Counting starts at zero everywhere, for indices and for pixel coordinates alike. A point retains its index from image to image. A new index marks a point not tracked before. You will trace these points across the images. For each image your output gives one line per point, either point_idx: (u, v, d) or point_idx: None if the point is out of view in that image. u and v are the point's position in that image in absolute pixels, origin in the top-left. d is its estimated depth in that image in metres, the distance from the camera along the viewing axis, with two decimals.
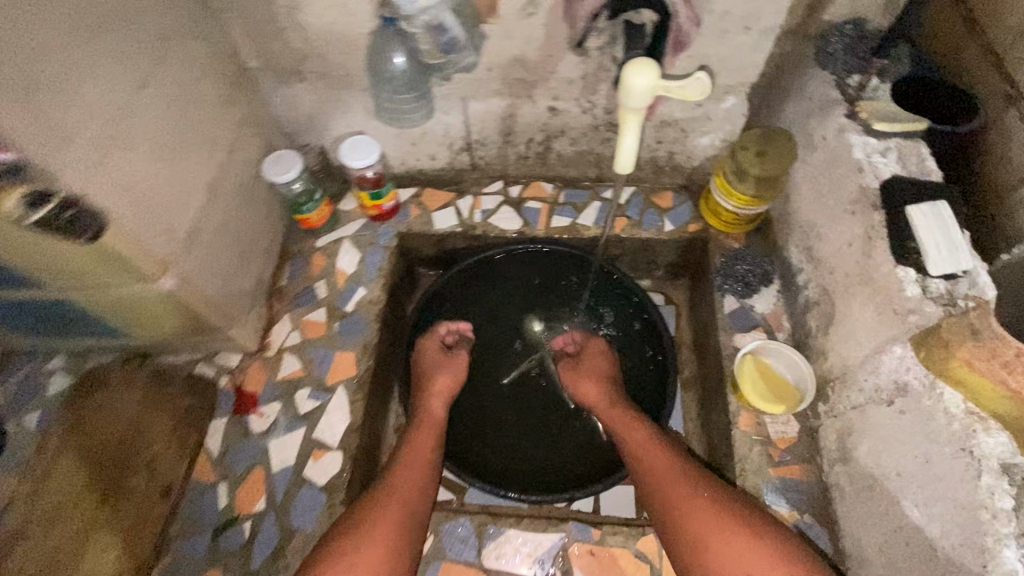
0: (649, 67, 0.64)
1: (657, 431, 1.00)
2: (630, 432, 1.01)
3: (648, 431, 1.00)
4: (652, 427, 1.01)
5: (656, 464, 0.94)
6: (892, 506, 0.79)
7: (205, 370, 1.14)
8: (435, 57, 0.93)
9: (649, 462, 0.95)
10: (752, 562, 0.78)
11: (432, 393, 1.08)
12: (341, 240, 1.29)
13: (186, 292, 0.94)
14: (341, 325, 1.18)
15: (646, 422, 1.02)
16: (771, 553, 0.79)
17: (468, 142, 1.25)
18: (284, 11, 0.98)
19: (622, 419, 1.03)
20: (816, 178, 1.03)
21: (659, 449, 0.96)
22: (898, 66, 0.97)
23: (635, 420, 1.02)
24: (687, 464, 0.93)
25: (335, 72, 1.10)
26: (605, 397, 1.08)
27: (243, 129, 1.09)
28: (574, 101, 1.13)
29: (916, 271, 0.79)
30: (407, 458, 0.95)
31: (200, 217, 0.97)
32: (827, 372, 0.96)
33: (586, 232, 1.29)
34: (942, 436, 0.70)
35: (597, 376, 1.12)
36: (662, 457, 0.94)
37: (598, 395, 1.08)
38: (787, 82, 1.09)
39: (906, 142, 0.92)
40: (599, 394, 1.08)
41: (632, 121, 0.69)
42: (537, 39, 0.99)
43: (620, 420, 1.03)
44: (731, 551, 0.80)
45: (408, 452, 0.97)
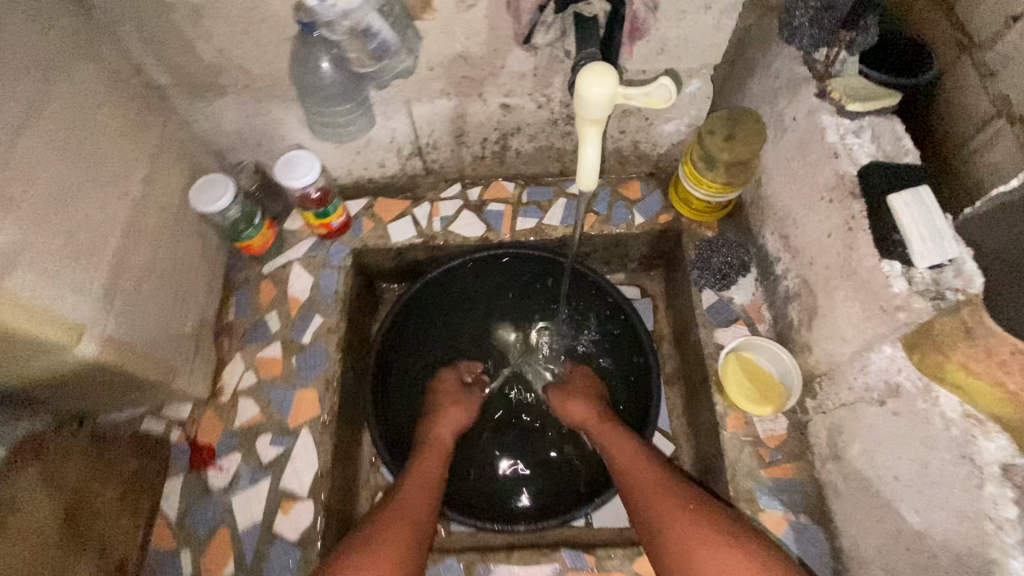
0: (607, 73, 0.56)
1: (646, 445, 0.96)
2: (619, 446, 0.97)
3: (636, 444, 0.96)
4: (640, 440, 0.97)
5: (643, 478, 0.90)
6: (890, 509, 0.76)
7: (152, 427, 1.04)
8: (367, 64, 0.82)
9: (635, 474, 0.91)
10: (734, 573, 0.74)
11: (441, 421, 1.06)
12: (290, 264, 1.18)
13: (111, 354, 0.83)
14: (299, 360, 1.09)
15: (635, 436, 0.98)
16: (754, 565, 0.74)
17: (418, 146, 1.15)
18: (188, 20, 0.85)
19: (610, 432, 1.00)
20: (789, 162, 0.97)
21: (648, 461, 0.92)
22: (867, 37, 0.86)
23: (624, 434, 0.99)
24: (672, 475, 0.89)
25: (258, 84, 0.98)
26: (596, 412, 1.05)
27: (160, 156, 0.97)
28: (528, 96, 1.04)
29: (902, 264, 0.74)
30: (414, 480, 0.93)
31: (118, 267, 0.85)
32: (813, 367, 0.92)
33: (553, 233, 1.20)
34: (940, 442, 0.67)
35: (588, 394, 1.10)
36: (650, 470, 0.91)
37: (588, 412, 1.05)
38: (751, 58, 1.02)
39: (880, 120, 0.86)
40: (588, 411, 1.05)
41: (590, 132, 0.61)
42: (479, 33, 0.89)
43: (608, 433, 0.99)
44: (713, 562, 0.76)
45: (414, 474, 0.94)
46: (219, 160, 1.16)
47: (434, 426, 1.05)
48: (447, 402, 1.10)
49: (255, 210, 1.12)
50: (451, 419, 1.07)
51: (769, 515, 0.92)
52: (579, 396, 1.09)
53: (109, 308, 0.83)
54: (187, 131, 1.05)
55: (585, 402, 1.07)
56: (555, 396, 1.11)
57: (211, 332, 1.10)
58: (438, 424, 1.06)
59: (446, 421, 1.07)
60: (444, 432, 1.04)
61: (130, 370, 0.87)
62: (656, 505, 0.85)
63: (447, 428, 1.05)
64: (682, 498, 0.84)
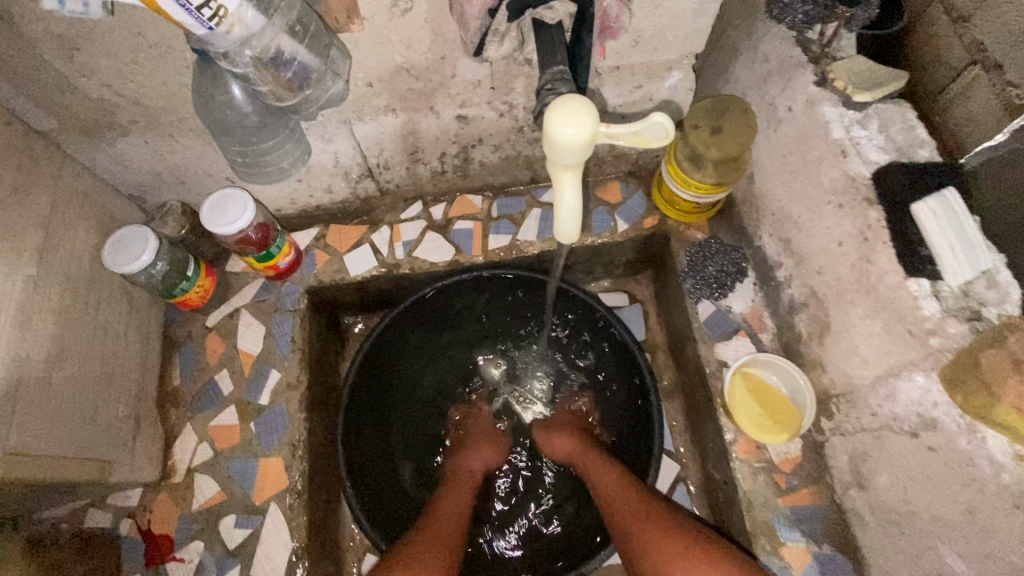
0: (583, 110, 0.46)
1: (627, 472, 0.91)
2: (600, 476, 0.92)
3: (616, 472, 0.91)
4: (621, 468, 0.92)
5: (621, 511, 0.84)
6: (927, 550, 0.69)
7: (98, 522, 0.91)
8: (285, 96, 0.67)
9: (618, 504, 0.86)
10: None
11: (468, 457, 1.02)
12: (237, 313, 1.04)
13: (22, 468, 0.70)
14: (259, 424, 0.96)
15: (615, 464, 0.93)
16: None
17: (367, 168, 1.00)
18: (61, 55, 0.69)
19: (594, 462, 0.95)
20: (785, 158, 0.86)
21: (626, 488, 0.87)
22: (868, 11, 0.75)
23: (604, 463, 0.94)
24: (655, 502, 0.84)
25: (165, 118, 0.82)
26: (577, 444, 1.00)
27: (58, 215, 0.81)
28: (486, 105, 0.90)
29: (931, 281, 0.66)
30: (445, 506, 0.90)
31: (16, 363, 0.72)
32: (828, 386, 0.83)
33: (530, 249, 1.08)
34: (989, 488, 0.60)
35: (572, 425, 1.05)
36: (630, 496, 0.86)
37: (572, 443, 1.01)
38: (734, 40, 0.90)
39: (887, 107, 0.75)
40: (572, 442, 1.01)
41: (568, 176, 0.51)
42: (421, 40, 0.75)
43: (595, 464, 0.94)
44: None
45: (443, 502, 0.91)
46: (138, 204, 1.00)
47: (461, 460, 1.02)
48: (476, 437, 1.07)
49: (185, 259, 0.96)
50: (478, 455, 1.03)
51: (791, 550, 0.85)
52: (562, 428, 1.04)
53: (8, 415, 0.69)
54: (90, 177, 0.89)
55: (570, 433, 1.02)
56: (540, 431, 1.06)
57: (153, 403, 0.96)
58: (470, 457, 1.03)
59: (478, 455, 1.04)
60: (471, 466, 1.01)
61: (47, 480, 0.74)
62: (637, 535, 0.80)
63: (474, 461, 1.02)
64: (667, 526, 0.79)
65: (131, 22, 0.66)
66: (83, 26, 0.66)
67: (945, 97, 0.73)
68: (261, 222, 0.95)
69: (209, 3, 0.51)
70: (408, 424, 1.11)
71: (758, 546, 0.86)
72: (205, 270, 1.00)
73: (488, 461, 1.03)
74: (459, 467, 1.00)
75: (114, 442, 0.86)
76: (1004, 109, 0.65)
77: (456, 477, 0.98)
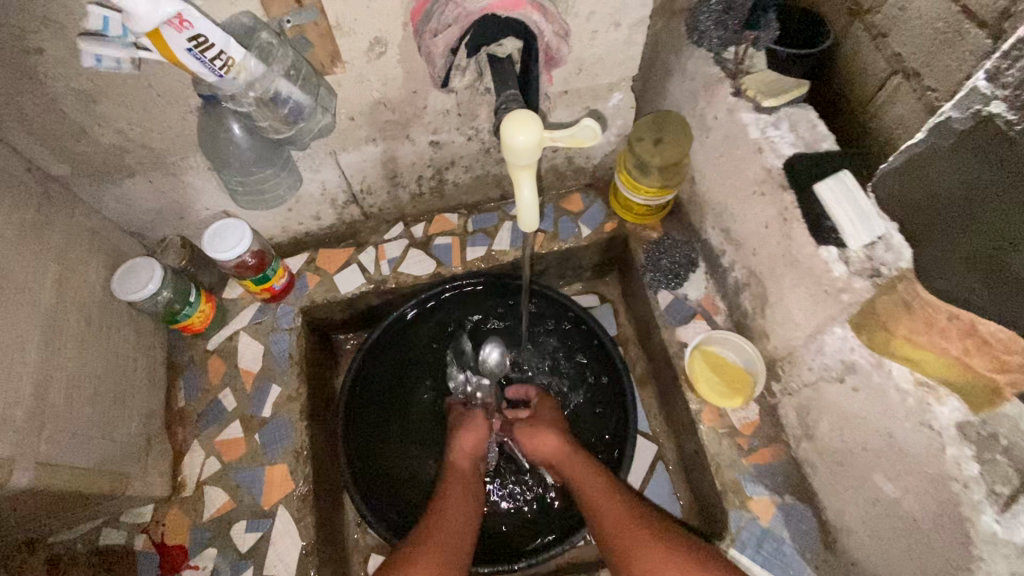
0: (531, 121, 0.58)
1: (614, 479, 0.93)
2: (587, 479, 0.92)
3: (604, 480, 0.92)
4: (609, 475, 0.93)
5: (616, 518, 0.86)
6: (866, 480, 0.80)
7: (113, 539, 0.96)
8: (282, 130, 0.78)
9: (598, 504, 0.89)
10: None
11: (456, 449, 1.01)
12: (236, 336, 1.11)
13: (51, 480, 0.77)
14: (263, 435, 1.03)
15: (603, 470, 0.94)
16: None
17: (352, 194, 1.11)
18: (78, 107, 0.79)
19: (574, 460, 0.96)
20: (716, 159, 1.00)
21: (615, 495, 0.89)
22: (769, 32, 0.90)
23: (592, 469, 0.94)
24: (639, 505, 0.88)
25: (169, 159, 0.92)
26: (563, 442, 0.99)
27: (72, 251, 0.89)
28: (455, 131, 1.02)
29: (837, 248, 0.78)
30: (444, 505, 0.90)
31: (42, 384, 0.79)
32: (773, 352, 0.95)
33: (504, 257, 1.19)
34: (900, 412, 0.72)
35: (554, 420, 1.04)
36: (611, 498, 0.89)
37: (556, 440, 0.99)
38: (665, 63, 1.05)
39: (794, 109, 0.89)
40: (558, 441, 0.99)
41: (525, 175, 0.63)
42: (395, 78, 0.87)
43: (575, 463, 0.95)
44: None
45: (442, 502, 0.90)
46: (141, 241, 1.08)
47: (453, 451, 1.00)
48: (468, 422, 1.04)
49: (188, 286, 1.04)
50: (467, 445, 1.01)
51: (757, 502, 0.94)
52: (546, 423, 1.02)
53: (36, 431, 0.76)
54: (98, 218, 0.97)
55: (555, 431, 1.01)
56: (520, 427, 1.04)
57: (161, 423, 1.02)
58: (455, 450, 1.01)
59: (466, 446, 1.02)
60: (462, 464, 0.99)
61: (70, 491, 0.80)
62: (631, 537, 0.82)
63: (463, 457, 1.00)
64: (650, 529, 0.83)
65: (145, 76, 0.77)
66: (101, 79, 0.76)
67: (874, 105, 0.87)
68: (257, 248, 1.04)
69: (220, 55, 0.63)
70: (403, 432, 1.15)
71: (728, 501, 0.95)
72: (206, 296, 1.08)
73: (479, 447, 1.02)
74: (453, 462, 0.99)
75: (128, 460, 0.92)
76: (927, 110, 0.78)
77: (450, 476, 0.97)
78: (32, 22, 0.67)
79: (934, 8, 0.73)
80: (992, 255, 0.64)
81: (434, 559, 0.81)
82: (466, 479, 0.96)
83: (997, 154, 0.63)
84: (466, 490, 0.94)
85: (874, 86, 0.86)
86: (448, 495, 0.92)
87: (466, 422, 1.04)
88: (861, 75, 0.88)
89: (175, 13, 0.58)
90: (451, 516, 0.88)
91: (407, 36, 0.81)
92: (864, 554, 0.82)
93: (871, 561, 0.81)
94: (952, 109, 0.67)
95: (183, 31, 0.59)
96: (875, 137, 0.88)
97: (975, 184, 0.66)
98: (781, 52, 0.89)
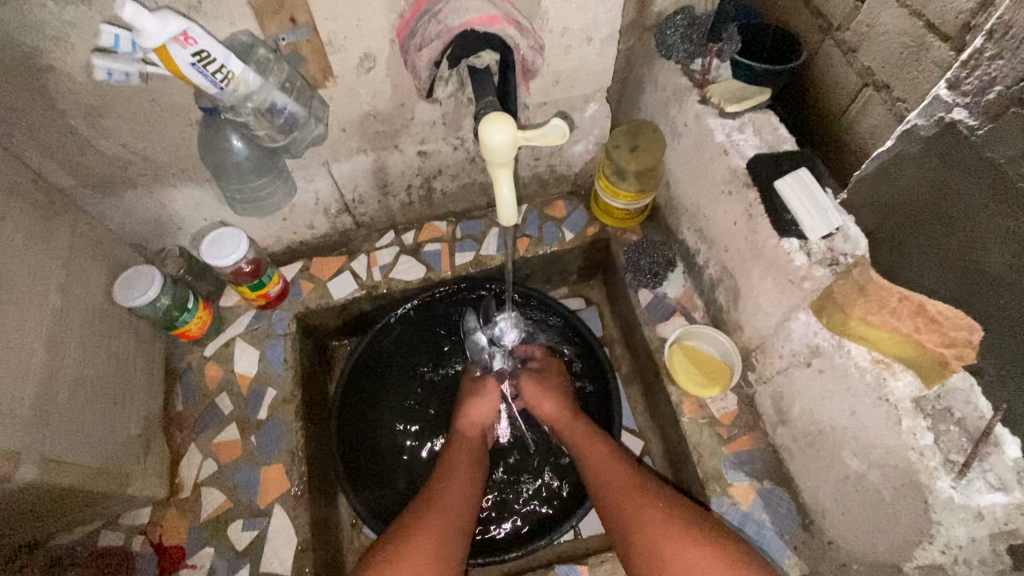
0: (505, 121, 0.64)
1: (617, 449, 0.98)
2: (591, 448, 0.98)
3: (608, 448, 0.97)
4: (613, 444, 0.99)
5: (619, 484, 0.90)
6: (836, 459, 0.84)
7: (111, 540, 0.98)
8: (277, 138, 0.84)
9: (602, 469, 0.94)
10: (695, 558, 0.78)
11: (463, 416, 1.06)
12: (232, 342, 1.15)
13: (53, 476, 0.80)
14: (259, 436, 1.06)
15: (605, 439, 0.99)
16: (711, 548, 0.78)
17: (344, 204, 1.16)
18: (85, 121, 0.85)
19: (580, 428, 1.02)
20: (688, 163, 1.06)
21: (618, 462, 0.94)
22: (732, 45, 1.00)
23: (595, 437, 1.00)
24: (641, 473, 0.92)
25: (169, 170, 0.97)
26: (566, 409, 1.05)
27: (76, 259, 0.93)
28: (442, 141, 1.08)
29: (798, 240, 0.84)
30: (449, 472, 0.94)
31: (46, 383, 0.82)
32: (748, 343, 1.00)
33: (491, 261, 1.24)
34: (861, 390, 0.76)
35: (561, 388, 1.09)
36: (614, 465, 0.94)
37: (561, 408, 1.05)
38: (639, 75, 1.12)
39: (758, 115, 0.97)
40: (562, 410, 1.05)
41: (503, 173, 0.69)
42: (384, 91, 0.94)
43: (580, 433, 1.01)
44: (675, 548, 0.79)
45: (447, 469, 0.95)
46: (140, 251, 1.12)
47: (462, 421, 1.05)
48: (479, 390, 1.09)
49: (186, 294, 1.08)
50: (476, 415, 1.06)
51: (737, 488, 0.96)
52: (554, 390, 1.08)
53: (40, 427, 0.80)
54: (100, 228, 1.01)
55: (561, 399, 1.07)
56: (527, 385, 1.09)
57: (159, 427, 1.05)
58: (465, 420, 1.06)
59: (476, 416, 1.06)
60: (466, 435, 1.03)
61: (70, 488, 0.83)
62: (633, 502, 0.87)
63: (468, 426, 1.05)
64: (648, 493, 0.87)
65: (149, 91, 0.82)
66: (107, 95, 0.81)
67: (848, 116, 0.95)
68: (253, 256, 1.09)
69: (221, 69, 0.69)
70: (396, 432, 1.18)
71: (710, 488, 0.97)
72: (203, 303, 1.11)
73: (486, 416, 1.07)
74: (461, 432, 1.04)
75: (126, 461, 0.95)
76: (897, 119, 0.87)
77: (456, 444, 1.01)
78: (45, 41, 0.73)
79: (898, 25, 0.82)
80: (960, 256, 0.74)
81: (435, 525, 0.84)
82: (471, 448, 1.01)
83: (952, 156, 0.74)
84: (471, 458, 0.98)
85: (846, 100, 0.94)
86: (453, 463, 0.96)
87: (480, 389, 1.09)
88: (835, 89, 0.97)
89: (180, 31, 0.65)
90: (455, 481, 0.92)
91: (394, 52, 0.87)
92: (839, 533, 0.86)
93: (845, 539, 0.85)
94: (918, 117, 0.78)
95: (187, 47, 0.65)
96: (852, 146, 0.96)
97: (944, 189, 0.75)
98: (755, 67, 0.97)
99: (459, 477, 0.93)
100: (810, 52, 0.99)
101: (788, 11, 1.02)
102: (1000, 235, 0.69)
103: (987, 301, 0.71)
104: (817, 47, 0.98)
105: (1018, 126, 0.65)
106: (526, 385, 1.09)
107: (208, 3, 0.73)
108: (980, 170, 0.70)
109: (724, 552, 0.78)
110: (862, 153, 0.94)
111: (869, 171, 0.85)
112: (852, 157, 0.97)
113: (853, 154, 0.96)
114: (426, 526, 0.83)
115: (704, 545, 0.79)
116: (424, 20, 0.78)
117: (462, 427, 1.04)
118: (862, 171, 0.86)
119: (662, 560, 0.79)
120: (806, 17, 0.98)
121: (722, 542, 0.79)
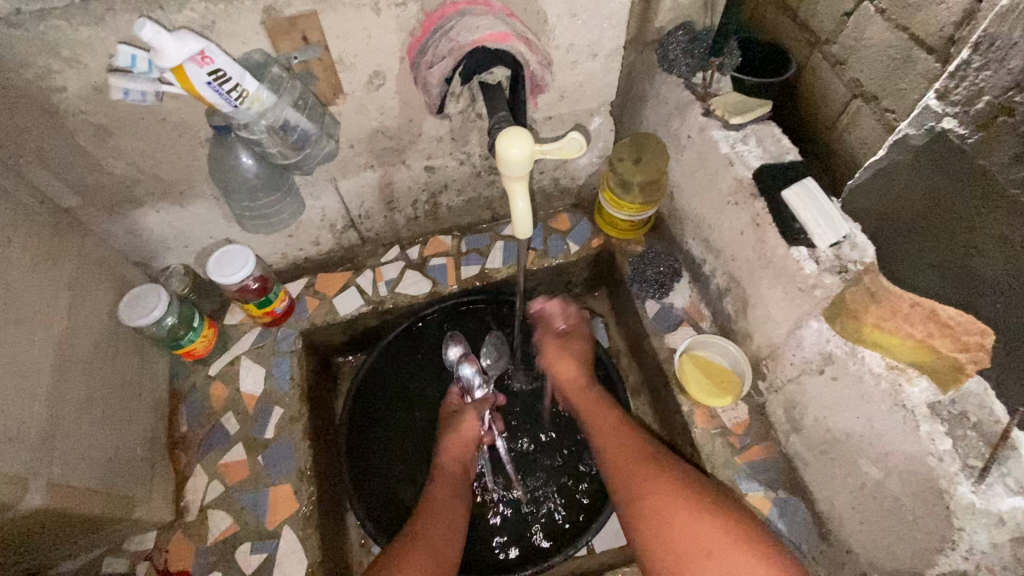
0: (522, 136, 0.65)
1: (625, 417, 0.99)
2: (602, 420, 0.99)
3: (617, 417, 0.99)
4: (620, 414, 0.99)
5: (627, 461, 0.90)
6: (851, 466, 0.84)
7: (116, 567, 0.96)
8: (289, 155, 0.85)
9: (614, 445, 0.94)
10: (708, 534, 0.77)
11: (447, 444, 1.04)
12: (238, 360, 1.14)
13: (61, 499, 0.78)
14: (266, 457, 1.04)
15: (616, 408, 1.01)
16: (720, 522, 0.77)
17: (350, 219, 1.16)
18: (94, 140, 0.84)
19: (592, 400, 1.03)
20: (690, 175, 1.07)
21: (626, 429, 0.96)
22: (733, 58, 1.02)
23: (607, 410, 1.00)
24: (649, 445, 0.92)
25: (176, 188, 0.96)
26: (582, 377, 1.07)
27: (83, 280, 0.93)
28: (449, 156, 1.09)
29: (807, 248, 0.85)
30: (433, 506, 0.93)
31: (54, 404, 0.81)
32: (758, 352, 1.00)
33: (498, 274, 1.24)
34: (876, 396, 0.77)
35: (582, 355, 1.11)
36: (625, 442, 0.93)
37: (578, 375, 1.08)
38: (640, 89, 1.14)
39: (760, 126, 0.99)
40: (577, 374, 1.08)
41: (519, 186, 0.69)
42: (392, 108, 0.94)
43: (591, 406, 1.02)
44: (685, 527, 0.79)
45: (432, 503, 0.94)
46: (144, 270, 1.11)
47: (442, 455, 1.03)
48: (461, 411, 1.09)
49: (192, 312, 1.06)
50: (456, 447, 1.04)
51: (752, 498, 0.96)
52: (563, 361, 1.09)
53: (47, 451, 0.78)
54: (106, 247, 1.00)
55: (578, 365, 1.09)
56: (551, 348, 1.11)
57: (165, 449, 1.03)
58: (444, 453, 1.04)
59: (460, 436, 1.05)
60: (454, 460, 1.03)
61: (77, 512, 0.81)
62: (645, 481, 0.86)
63: (453, 455, 1.04)
64: (660, 467, 0.87)
65: (160, 111, 0.83)
66: (119, 114, 0.82)
67: (839, 127, 0.97)
68: (260, 274, 1.08)
69: (236, 88, 0.70)
70: (405, 449, 1.16)
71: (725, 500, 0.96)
72: (209, 321, 1.10)
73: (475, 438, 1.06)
74: (441, 464, 1.02)
75: (132, 484, 0.93)
76: (887, 129, 0.87)
77: (436, 475, 1.01)
78: (57, 62, 0.73)
79: (886, 38, 0.83)
80: (955, 261, 0.72)
81: (419, 565, 0.82)
82: (452, 479, 1.00)
83: (952, 164, 0.71)
84: (450, 489, 0.98)
85: (836, 111, 0.96)
86: (434, 496, 0.95)
87: (458, 425, 1.06)
88: (824, 101, 0.99)
89: (198, 51, 0.66)
90: (439, 517, 0.91)
91: (405, 69, 0.88)
92: (856, 541, 0.86)
93: (864, 547, 0.84)
94: (909, 126, 0.77)
95: (204, 66, 0.67)
96: (844, 157, 0.98)
97: (939, 199, 0.74)
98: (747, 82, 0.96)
99: (449, 495, 0.96)
100: (798, 65, 1.01)
101: (776, 27, 1.04)
102: (991, 239, 0.68)
103: (991, 306, 0.69)
104: (807, 60, 0.99)
105: (1006, 134, 0.64)
106: (549, 347, 1.11)
107: (221, 23, 0.74)
108: (974, 179, 0.68)
109: (740, 531, 0.77)
110: (852, 161, 0.96)
111: (862, 182, 0.86)
112: (847, 166, 0.98)
113: (847, 161, 0.97)
114: (410, 551, 0.84)
115: (714, 517, 0.78)
116: (437, 37, 0.79)
117: (442, 460, 1.03)
118: (854, 182, 0.87)
119: (667, 532, 0.80)
120: (793, 32, 1.01)
121: (736, 521, 0.78)
